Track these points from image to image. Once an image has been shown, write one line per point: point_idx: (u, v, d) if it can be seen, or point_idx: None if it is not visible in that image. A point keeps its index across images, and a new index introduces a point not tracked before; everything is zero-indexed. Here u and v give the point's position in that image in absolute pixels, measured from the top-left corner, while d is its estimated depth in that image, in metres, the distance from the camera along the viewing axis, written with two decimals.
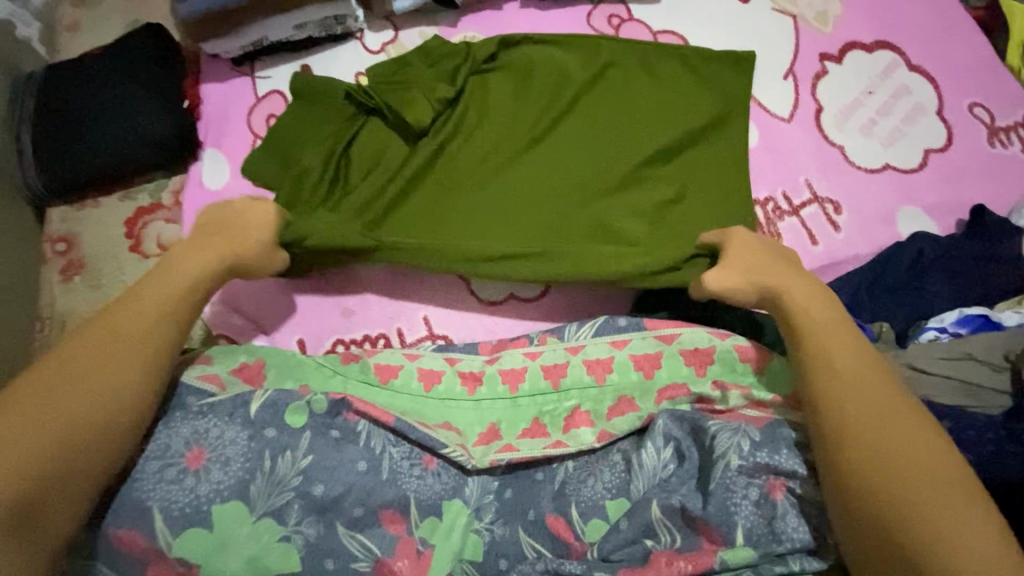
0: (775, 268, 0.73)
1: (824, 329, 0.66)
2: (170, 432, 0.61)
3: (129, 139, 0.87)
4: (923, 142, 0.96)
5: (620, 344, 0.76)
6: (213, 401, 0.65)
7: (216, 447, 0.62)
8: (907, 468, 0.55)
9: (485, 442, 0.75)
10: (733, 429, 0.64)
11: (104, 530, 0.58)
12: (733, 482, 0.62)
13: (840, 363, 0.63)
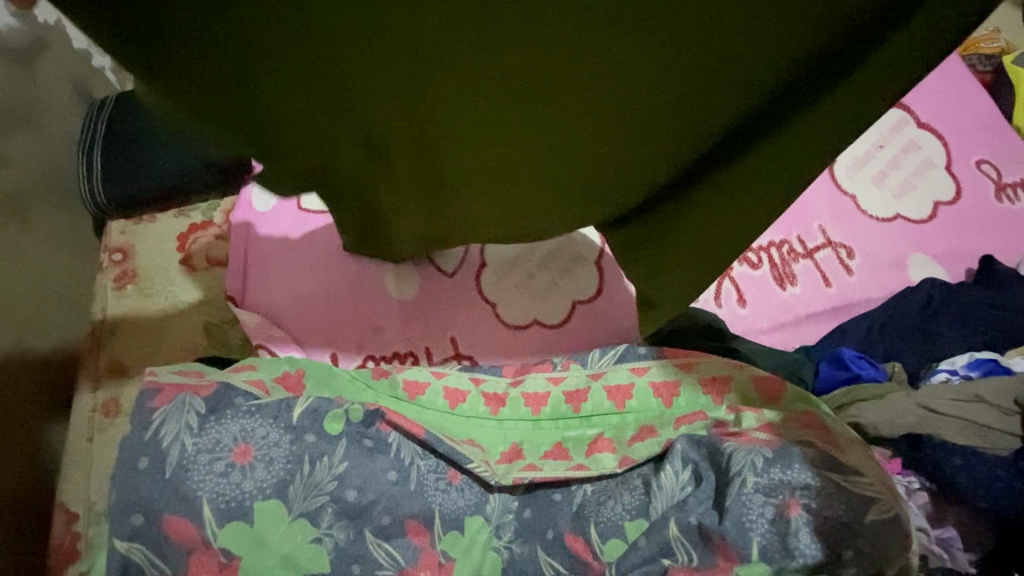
0: None
1: None
2: (220, 427, 0.65)
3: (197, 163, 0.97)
4: (932, 194, 1.01)
5: (640, 371, 0.80)
6: (261, 403, 0.68)
7: (259, 448, 0.65)
8: None
9: (507, 461, 0.79)
10: (749, 448, 0.66)
11: (157, 514, 0.60)
12: (749, 500, 0.64)
13: None
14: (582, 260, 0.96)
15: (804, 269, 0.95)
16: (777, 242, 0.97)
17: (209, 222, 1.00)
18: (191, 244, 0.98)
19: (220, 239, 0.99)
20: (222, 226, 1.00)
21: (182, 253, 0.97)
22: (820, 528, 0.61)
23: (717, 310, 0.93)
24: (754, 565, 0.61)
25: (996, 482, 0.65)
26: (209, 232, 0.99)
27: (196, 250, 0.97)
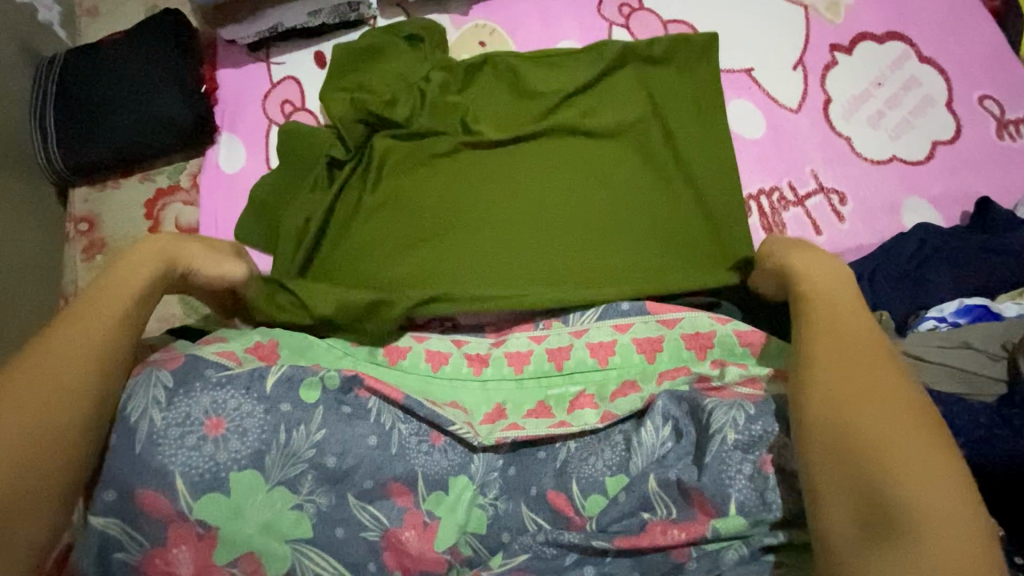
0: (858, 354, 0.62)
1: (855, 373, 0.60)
2: (190, 400, 0.64)
3: (147, 121, 0.94)
4: (930, 133, 0.96)
5: (623, 328, 0.79)
6: (231, 374, 0.67)
7: (232, 421, 0.65)
8: (872, 428, 0.56)
9: (491, 421, 0.79)
10: (730, 404, 0.67)
11: (131, 490, 0.61)
12: (729, 456, 0.64)
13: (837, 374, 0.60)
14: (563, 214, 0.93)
15: (793, 218, 0.93)
16: (766, 190, 0.94)
17: (176, 186, 1.00)
18: (160, 210, 0.99)
19: (188, 206, 0.99)
20: (190, 190, 1.00)
21: (151, 220, 0.98)
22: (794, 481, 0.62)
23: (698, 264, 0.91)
24: (730, 518, 0.61)
25: (977, 428, 0.64)
26: (177, 197, 0.99)
27: (164, 217, 0.98)
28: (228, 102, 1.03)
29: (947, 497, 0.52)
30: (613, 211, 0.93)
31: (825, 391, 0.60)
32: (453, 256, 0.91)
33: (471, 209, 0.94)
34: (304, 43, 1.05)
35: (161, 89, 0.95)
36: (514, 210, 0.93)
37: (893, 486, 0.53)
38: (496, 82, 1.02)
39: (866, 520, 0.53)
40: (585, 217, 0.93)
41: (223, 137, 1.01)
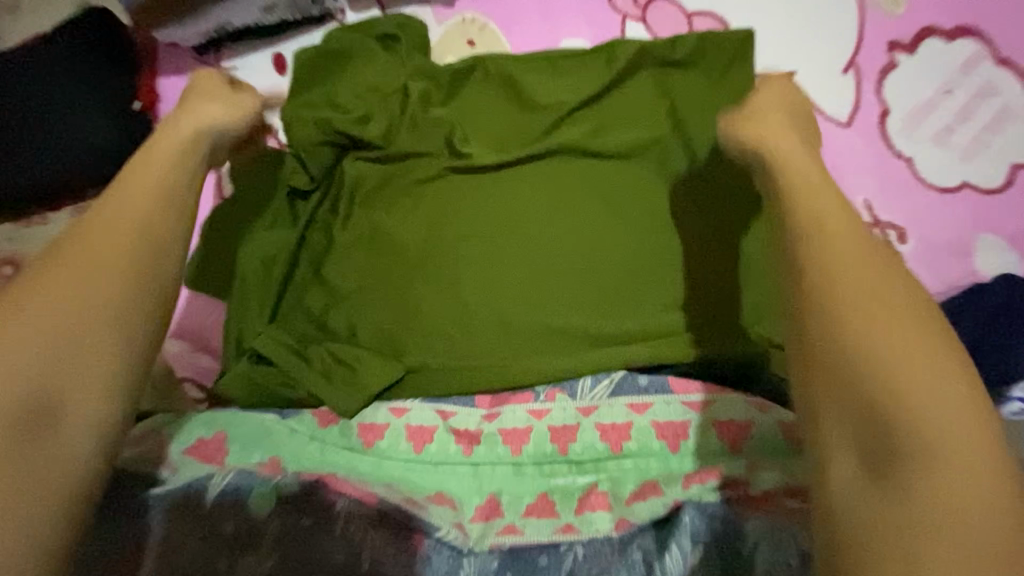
0: (879, 312, 0.46)
1: (892, 357, 0.44)
2: (120, 530, 0.59)
3: (76, 148, 0.80)
4: (1008, 154, 0.80)
5: (640, 408, 0.67)
6: (167, 491, 0.62)
7: (163, 553, 0.58)
8: (898, 419, 0.42)
9: (483, 518, 0.66)
10: (768, 532, 0.57)
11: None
12: None
13: (876, 358, 0.44)
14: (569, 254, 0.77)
15: None
16: None
17: None
18: None
19: None
20: None
21: None
22: None
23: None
24: None
25: None
26: None
27: None
28: (173, 118, 0.87)
29: (987, 491, 0.40)
30: (632, 254, 0.77)
31: (842, 327, 0.46)
32: (437, 310, 0.75)
33: (458, 249, 0.77)
34: (259, 43, 0.89)
35: (91, 110, 0.80)
36: (510, 249, 0.77)
37: (910, 465, 0.42)
38: (485, 90, 0.85)
39: (877, 507, 0.42)
40: (598, 260, 0.77)
41: None
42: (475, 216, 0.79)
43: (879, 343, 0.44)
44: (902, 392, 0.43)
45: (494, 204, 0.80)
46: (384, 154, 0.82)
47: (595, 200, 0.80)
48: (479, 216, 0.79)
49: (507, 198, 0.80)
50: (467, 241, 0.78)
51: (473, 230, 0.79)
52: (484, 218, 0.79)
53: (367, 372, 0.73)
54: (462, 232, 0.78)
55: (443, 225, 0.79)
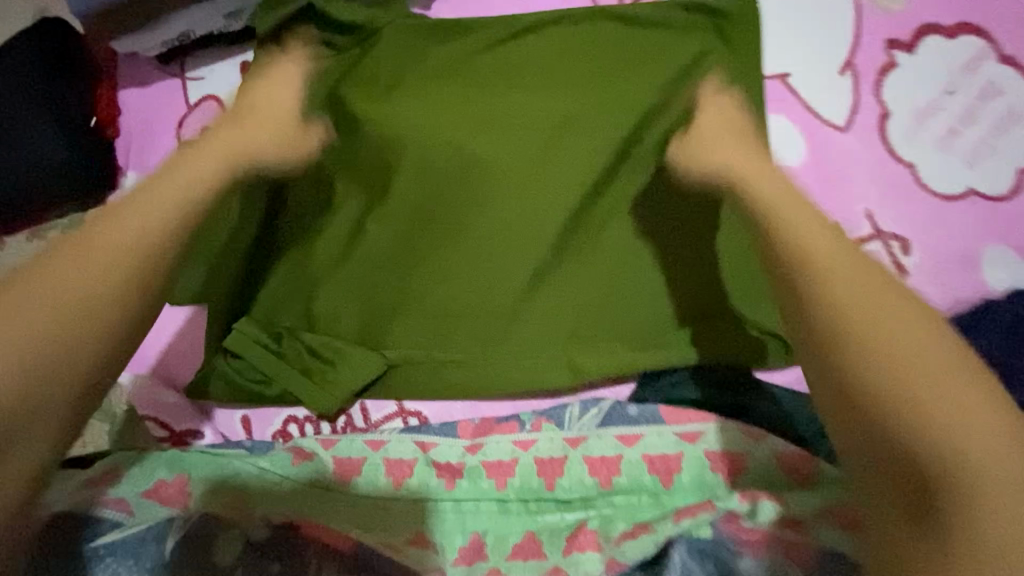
0: (859, 280, 0.46)
1: (856, 313, 0.44)
2: None
3: (28, 166, 0.75)
4: (1014, 159, 0.76)
5: (631, 440, 0.64)
6: (119, 539, 0.56)
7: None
8: (911, 376, 0.41)
9: (467, 561, 0.62)
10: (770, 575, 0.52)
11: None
12: None
13: (841, 296, 0.46)
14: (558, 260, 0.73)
15: None
16: None
17: None
18: None
19: None
20: None
21: None
22: None
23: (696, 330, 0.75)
24: None
25: None
26: None
27: None
28: (134, 134, 0.82)
29: (968, 389, 0.40)
30: (623, 239, 0.73)
31: (825, 265, 0.48)
32: (426, 284, 0.73)
33: (448, 222, 0.73)
34: (226, 51, 0.84)
35: (35, 120, 0.75)
36: (500, 217, 0.73)
37: (878, 349, 0.42)
38: (472, 56, 0.77)
39: (902, 395, 0.40)
40: (586, 244, 0.74)
41: (129, 179, 0.81)
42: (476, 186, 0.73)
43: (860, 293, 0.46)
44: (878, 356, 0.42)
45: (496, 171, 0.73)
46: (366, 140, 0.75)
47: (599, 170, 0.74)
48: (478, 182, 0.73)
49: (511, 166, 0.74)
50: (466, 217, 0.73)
51: (471, 205, 0.73)
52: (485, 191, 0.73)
53: (348, 368, 0.71)
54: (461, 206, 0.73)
55: (441, 194, 0.73)
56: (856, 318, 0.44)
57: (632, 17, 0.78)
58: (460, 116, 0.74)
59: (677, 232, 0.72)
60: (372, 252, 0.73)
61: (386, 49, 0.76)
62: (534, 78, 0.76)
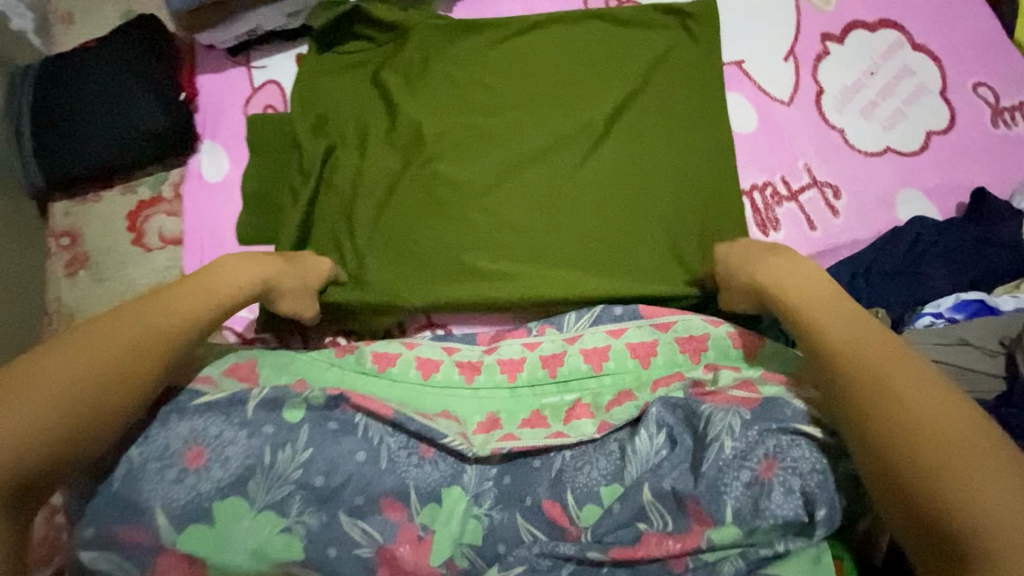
0: (823, 302, 0.67)
1: (840, 328, 0.63)
2: (168, 433, 0.68)
3: (127, 132, 0.94)
4: (924, 124, 0.94)
5: (616, 333, 0.80)
6: (210, 401, 0.71)
7: (211, 450, 0.68)
8: (899, 393, 0.56)
9: (485, 431, 0.78)
10: (727, 410, 0.67)
11: (110, 529, 0.64)
12: (725, 465, 0.64)
13: (833, 331, 0.63)
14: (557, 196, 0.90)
15: (788, 213, 0.92)
16: (759, 185, 0.93)
17: (159, 198, 0.99)
18: (143, 222, 0.98)
19: (172, 216, 0.99)
20: (173, 201, 0.99)
21: (134, 232, 0.98)
22: (794, 489, 0.61)
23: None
24: (726, 527, 0.61)
25: None
26: (160, 208, 0.98)
27: (148, 229, 0.98)
28: (209, 110, 1.01)
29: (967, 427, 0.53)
30: (610, 183, 0.90)
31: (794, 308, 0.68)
32: (452, 220, 0.88)
33: (469, 174, 0.90)
34: (284, 44, 1.03)
35: (133, 96, 0.94)
36: (510, 173, 0.91)
37: (862, 378, 0.58)
38: (487, 50, 0.97)
39: (901, 425, 0.54)
40: (579, 188, 0.90)
41: (205, 146, 0.99)
42: (488, 131, 0.93)
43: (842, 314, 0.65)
44: (876, 370, 0.58)
45: (505, 120, 0.93)
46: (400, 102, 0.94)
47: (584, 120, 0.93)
48: (489, 131, 0.93)
49: (516, 119, 0.93)
50: (481, 157, 0.91)
51: (485, 144, 0.92)
52: (497, 136, 0.92)
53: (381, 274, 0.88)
54: (475, 147, 0.92)
55: (461, 136, 0.92)
56: (862, 358, 0.60)
57: (612, 17, 0.98)
58: (473, 81, 0.95)
59: (651, 177, 0.90)
60: (404, 185, 0.91)
61: (415, 45, 0.96)
62: (541, 69, 0.96)
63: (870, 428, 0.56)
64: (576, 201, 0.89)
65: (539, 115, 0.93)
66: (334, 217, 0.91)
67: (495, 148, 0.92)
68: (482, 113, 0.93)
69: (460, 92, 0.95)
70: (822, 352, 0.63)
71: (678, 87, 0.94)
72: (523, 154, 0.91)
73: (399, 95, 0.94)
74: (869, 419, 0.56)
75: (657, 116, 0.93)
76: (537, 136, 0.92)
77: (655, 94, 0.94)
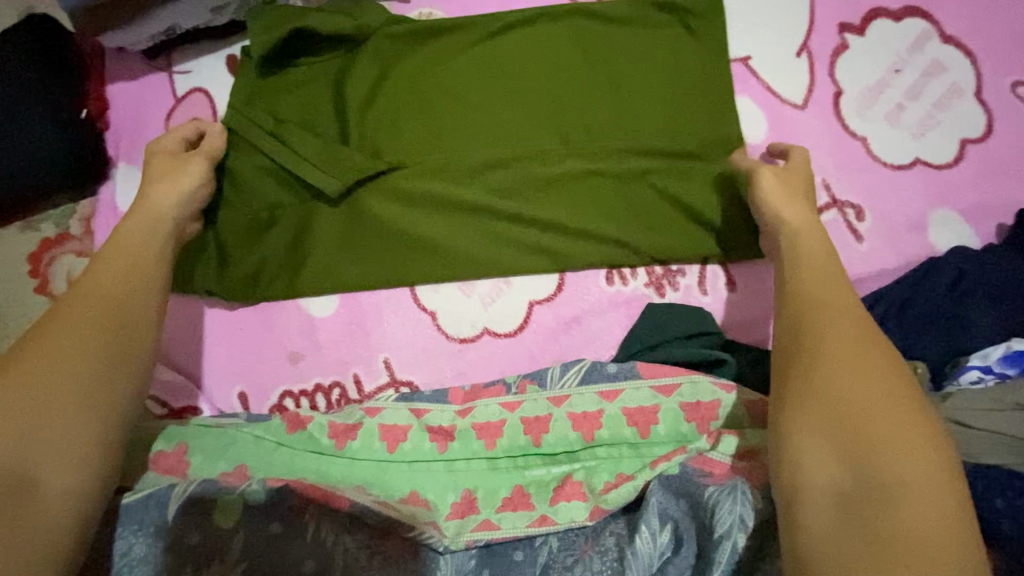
0: (828, 299, 0.59)
1: (842, 334, 0.55)
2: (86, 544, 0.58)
3: (16, 159, 0.77)
4: (958, 130, 0.82)
5: (610, 396, 0.68)
6: (121, 506, 0.59)
7: (121, 573, 0.57)
8: (859, 412, 0.51)
9: (460, 515, 0.65)
10: (730, 494, 0.57)
11: None
12: (738, 573, 0.54)
13: (836, 338, 0.55)
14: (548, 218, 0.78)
15: None
16: None
17: (66, 235, 0.83)
18: (47, 265, 0.83)
19: (82, 256, 0.83)
20: (83, 238, 0.84)
21: (38, 278, 0.83)
22: None
23: (659, 301, 0.79)
24: None
25: None
26: (68, 248, 0.83)
27: (53, 273, 0.83)
28: (124, 127, 0.86)
29: (940, 477, 0.48)
30: (602, 197, 0.78)
31: (815, 307, 0.58)
32: (434, 208, 0.78)
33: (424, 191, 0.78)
34: (211, 45, 0.87)
35: (17, 111, 0.77)
36: (496, 163, 0.78)
37: (838, 393, 0.52)
38: (457, 57, 0.82)
39: (794, 423, 0.53)
40: (569, 197, 0.78)
41: (119, 170, 0.84)
42: (480, 105, 0.81)
43: (849, 317, 0.57)
44: (851, 378, 0.52)
45: (500, 92, 0.81)
46: (354, 112, 0.80)
47: (586, 96, 0.81)
48: (480, 105, 0.81)
49: (510, 103, 0.81)
50: (471, 138, 0.79)
51: (476, 124, 0.80)
52: (492, 111, 0.80)
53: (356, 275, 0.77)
54: (464, 129, 0.80)
55: (449, 111, 0.80)
56: (856, 383, 0.52)
57: (600, 11, 0.83)
58: (465, 50, 0.82)
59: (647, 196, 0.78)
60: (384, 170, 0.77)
61: (369, 59, 0.81)
62: (520, 87, 0.81)
63: (825, 414, 0.52)
64: (568, 209, 0.78)
65: (537, 95, 0.81)
66: (283, 237, 0.77)
67: (487, 127, 0.80)
68: (472, 95, 0.81)
69: (426, 100, 0.81)
70: (815, 348, 0.55)
71: (678, 89, 0.81)
72: (518, 138, 0.79)
73: (353, 124, 0.79)
74: (843, 426, 0.51)
75: (655, 125, 0.79)
76: (533, 130, 0.80)
77: (653, 99, 0.80)
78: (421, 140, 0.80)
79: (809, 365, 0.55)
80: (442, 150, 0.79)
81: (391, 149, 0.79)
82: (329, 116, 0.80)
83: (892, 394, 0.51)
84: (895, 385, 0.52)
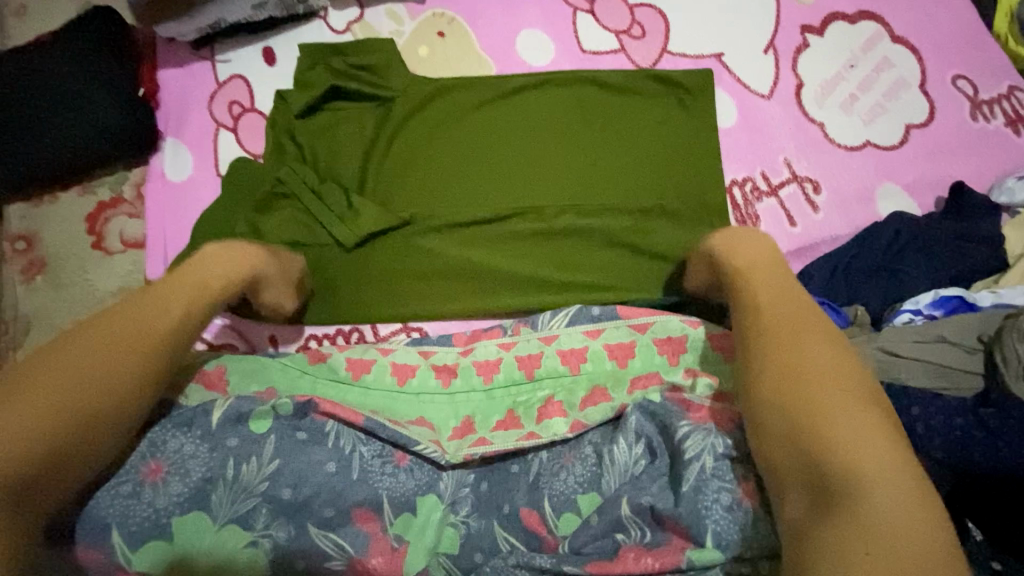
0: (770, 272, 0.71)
1: (783, 327, 0.63)
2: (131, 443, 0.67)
3: (82, 130, 0.89)
4: (903, 117, 0.93)
5: (594, 334, 0.79)
6: (176, 411, 0.69)
7: (172, 463, 0.66)
8: (813, 409, 0.55)
9: (459, 436, 0.76)
10: (705, 432, 0.66)
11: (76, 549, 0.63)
12: (705, 484, 0.63)
13: (782, 337, 0.62)
14: (544, 191, 0.91)
15: (768, 209, 0.90)
16: (739, 181, 0.92)
17: (119, 199, 0.95)
18: (103, 224, 0.95)
19: (134, 218, 0.95)
20: (134, 202, 0.96)
21: (94, 236, 0.94)
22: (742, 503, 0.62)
23: None
24: (704, 549, 0.60)
25: (953, 431, 0.61)
26: (121, 210, 0.95)
27: (108, 232, 0.94)
28: (172, 106, 0.98)
29: (899, 464, 0.51)
30: (591, 178, 0.91)
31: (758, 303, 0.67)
32: (447, 190, 0.91)
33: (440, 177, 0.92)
34: (250, 38, 0.99)
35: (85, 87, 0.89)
36: (500, 155, 0.93)
37: (793, 394, 0.57)
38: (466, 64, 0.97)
39: (765, 434, 0.58)
40: (562, 179, 0.92)
41: (167, 144, 0.96)
42: (484, 107, 0.95)
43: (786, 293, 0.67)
44: (803, 375, 0.58)
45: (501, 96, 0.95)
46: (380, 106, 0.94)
47: (575, 99, 0.95)
48: (485, 107, 0.95)
49: (511, 103, 0.95)
50: (477, 133, 0.93)
51: (481, 121, 0.94)
52: (495, 111, 0.94)
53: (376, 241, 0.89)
54: (470, 125, 0.94)
55: (459, 112, 0.94)
56: (807, 380, 0.58)
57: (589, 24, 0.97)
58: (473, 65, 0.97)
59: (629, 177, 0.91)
60: (408, 160, 0.93)
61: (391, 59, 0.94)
62: (517, 94, 0.95)
63: (784, 418, 0.56)
64: (561, 189, 0.91)
65: (534, 97, 0.95)
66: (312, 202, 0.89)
67: (490, 124, 0.94)
68: (478, 94, 0.95)
69: (439, 98, 0.95)
70: (766, 348, 0.62)
71: (655, 86, 0.94)
72: (517, 132, 0.94)
73: (378, 117, 0.94)
74: (798, 424, 0.55)
75: (635, 117, 0.94)
76: (529, 124, 0.94)
77: (633, 96, 0.94)
78: (434, 135, 0.93)
79: (761, 361, 0.61)
80: (452, 143, 0.93)
81: (408, 140, 0.93)
82: (355, 113, 0.94)
83: (842, 389, 0.56)
84: (843, 377, 0.57)
